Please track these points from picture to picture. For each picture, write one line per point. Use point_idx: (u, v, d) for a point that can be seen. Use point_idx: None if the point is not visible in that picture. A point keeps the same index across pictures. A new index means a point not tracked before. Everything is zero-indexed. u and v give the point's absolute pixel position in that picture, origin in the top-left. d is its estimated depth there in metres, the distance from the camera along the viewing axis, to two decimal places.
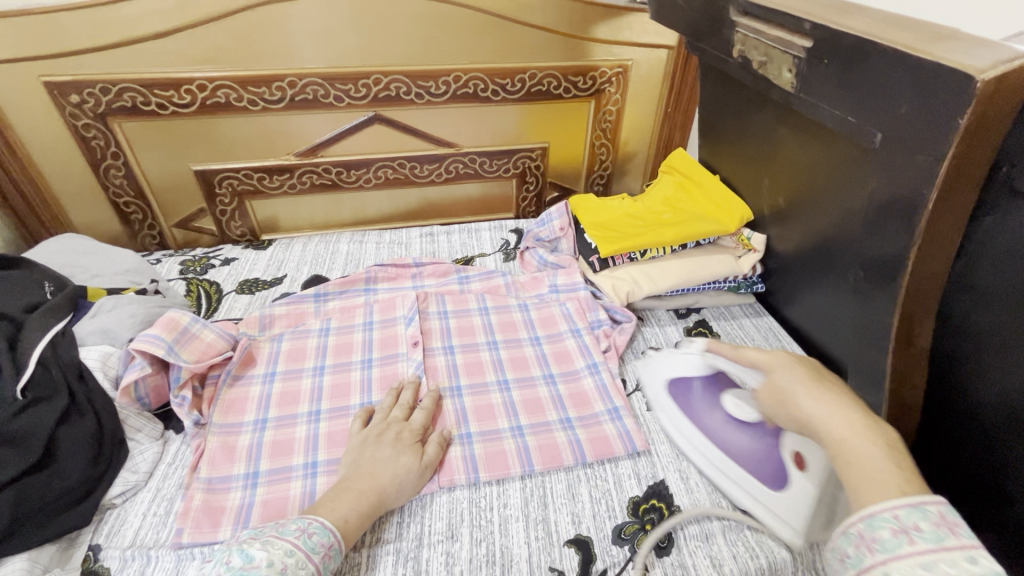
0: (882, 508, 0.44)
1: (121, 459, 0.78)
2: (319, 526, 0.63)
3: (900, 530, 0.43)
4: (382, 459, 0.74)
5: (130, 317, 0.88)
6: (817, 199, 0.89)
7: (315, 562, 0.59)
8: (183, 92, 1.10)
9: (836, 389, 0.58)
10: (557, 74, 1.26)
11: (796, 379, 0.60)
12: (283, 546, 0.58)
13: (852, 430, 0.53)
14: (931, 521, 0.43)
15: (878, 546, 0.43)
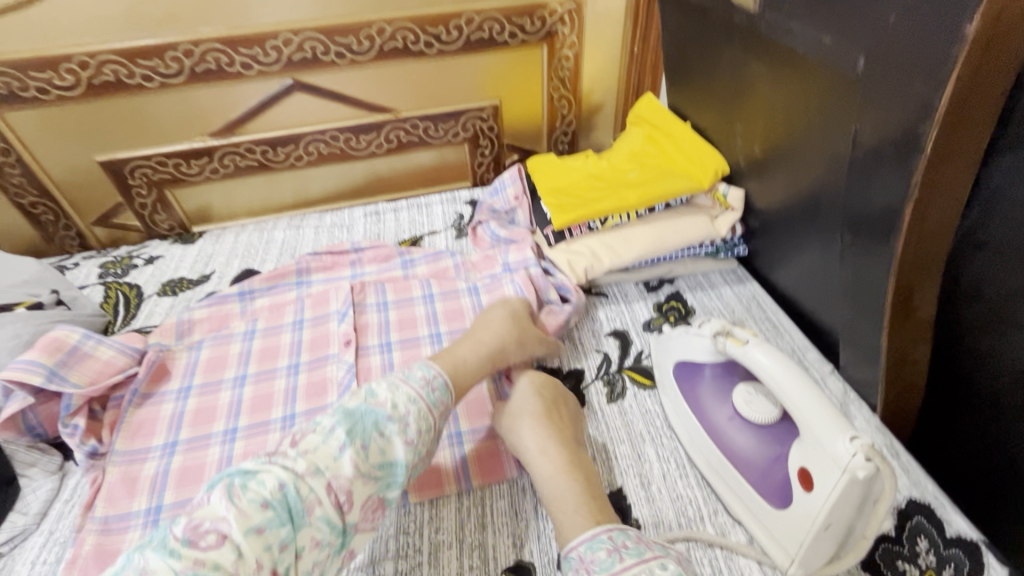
0: (600, 532, 0.55)
1: (8, 500, 0.70)
2: (440, 383, 0.68)
3: (611, 550, 0.53)
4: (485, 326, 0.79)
5: (13, 338, 0.79)
6: (797, 146, 0.74)
7: (432, 415, 0.64)
8: (63, 72, 0.96)
9: (556, 429, 0.69)
10: (499, 17, 1.08)
11: (532, 409, 0.71)
12: (406, 393, 0.63)
13: (558, 473, 0.64)
14: (634, 538, 0.54)
15: (595, 566, 0.53)
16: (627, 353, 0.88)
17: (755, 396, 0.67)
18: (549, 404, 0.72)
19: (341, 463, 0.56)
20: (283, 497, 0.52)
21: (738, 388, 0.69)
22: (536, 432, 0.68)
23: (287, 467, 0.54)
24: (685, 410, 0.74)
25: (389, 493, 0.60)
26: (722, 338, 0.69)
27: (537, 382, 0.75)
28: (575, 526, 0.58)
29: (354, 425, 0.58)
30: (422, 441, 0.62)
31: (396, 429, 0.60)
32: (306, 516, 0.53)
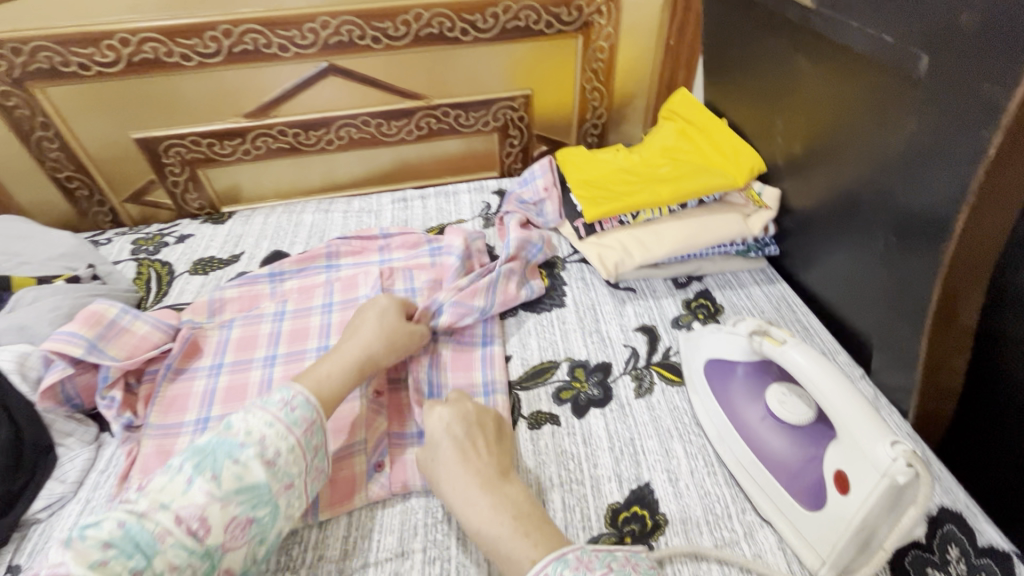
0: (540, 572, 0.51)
1: (47, 467, 0.72)
2: (303, 401, 0.64)
3: None
4: (370, 329, 0.77)
5: (53, 310, 0.79)
6: (840, 147, 0.72)
7: (294, 435, 0.61)
8: (104, 48, 0.97)
9: (471, 465, 0.63)
10: (537, 6, 1.07)
11: (446, 453, 0.64)
12: (264, 417, 0.60)
13: (488, 516, 0.58)
14: (573, 566, 0.51)
15: None
16: (655, 349, 0.88)
17: (789, 397, 0.67)
18: (466, 438, 0.66)
19: (191, 495, 0.53)
20: (124, 533, 0.50)
21: (772, 388, 0.69)
22: (451, 482, 0.63)
23: (128, 508, 0.52)
24: (716, 408, 0.74)
25: (260, 513, 0.56)
26: (758, 337, 0.68)
27: (456, 413, 0.68)
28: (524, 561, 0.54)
29: (204, 458, 0.55)
30: (294, 457, 0.60)
31: (253, 452, 0.57)
32: (157, 545, 0.50)
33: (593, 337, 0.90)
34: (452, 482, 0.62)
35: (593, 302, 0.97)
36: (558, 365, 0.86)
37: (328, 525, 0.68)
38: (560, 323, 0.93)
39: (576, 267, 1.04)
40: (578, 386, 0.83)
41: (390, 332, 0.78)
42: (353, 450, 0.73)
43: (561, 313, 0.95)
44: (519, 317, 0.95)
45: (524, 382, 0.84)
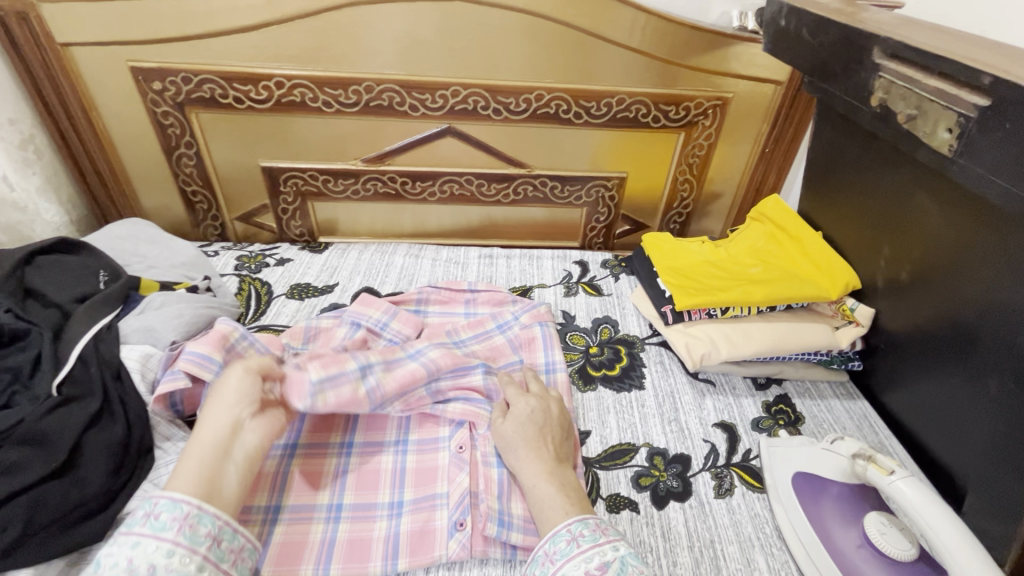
0: (560, 526, 0.64)
1: (145, 469, 0.73)
2: (168, 501, 0.56)
3: (569, 539, 0.62)
4: (217, 398, 0.67)
5: (177, 317, 0.85)
6: (957, 284, 0.75)
7: (167, 540, 0.54)
8: (261, 88, 1.08)
9: (542, 448, 0.74)
10: (648, 101, 1.15)
11: (527, 436, 0.75)
12: (128, 540, 0.54)
13: (545, 476, 0.71)
14: (591, 528, 0.64)
15: (558, 556, 0.61)
16: (735, 449, 0.87)
17: (889, 528, 0.67)
18: (538, 429, 0.76)
19: None
20: None
21: (869, 515, 0.69)
22: (517, 455, 0.74)
23: None
24: (804, 524, 0.73)
25: None
26: (863, 461, 0.70)
27: (535, 411, 0.78)
28: (554, 515, 0.66)
29: None
30: (178, 559, 0.53)
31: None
32: None
33: (672, 427, 0.90)
34: (516, 461, 0.73)
35: (672, 389, 0.97)
36: (637, 449, 0.86)
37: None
38: (639, 406, 0.94)
39: (654, 350, 1.05)
40: (657, 475, 0.82)
41: (246, 399, 0.67)
42: (435, 503, 0.75)
43: (640, 395, 0.96)
44: (598, 391, 0.96)
45: (603, 461, 0.84)
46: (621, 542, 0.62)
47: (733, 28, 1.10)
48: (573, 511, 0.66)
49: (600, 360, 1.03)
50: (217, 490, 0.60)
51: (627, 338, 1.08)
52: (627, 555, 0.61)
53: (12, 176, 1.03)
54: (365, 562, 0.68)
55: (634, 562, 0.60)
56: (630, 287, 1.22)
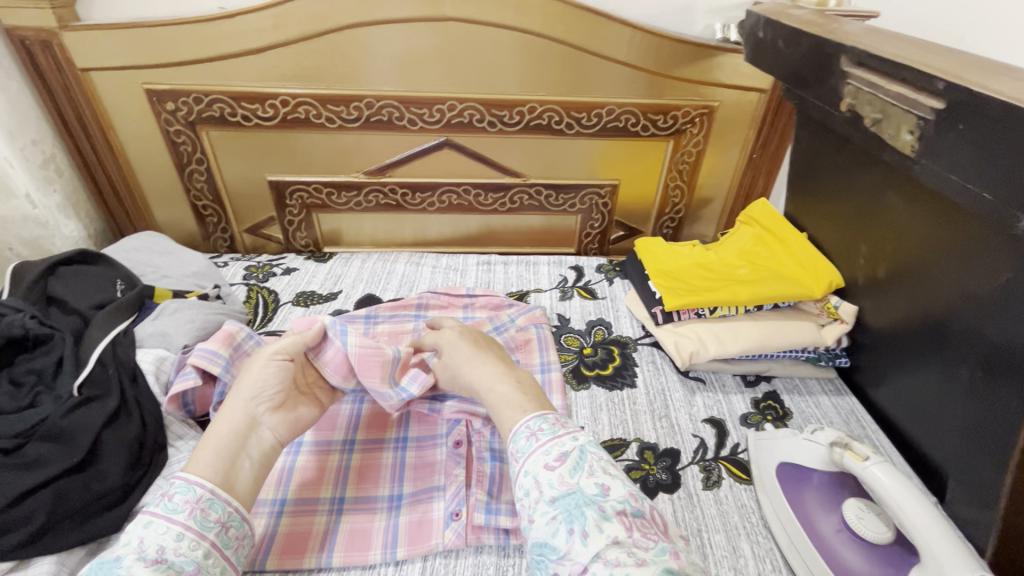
0: (519, 425, 0.66)
1: (158, 465, 0.77)
2: (184, 484, 0.62)
3: (529, 435, 0.64)
4: (241, 384, 0.73)
5: (189, 322, 0.90)
6: (929, 277, 0.78)
7: (178, 522, 0.58)
8: (267, 106, 1.14)
9: (486, 351, 0.79)
10: (637, 111, 1.20)
11: (466, 345, 0.80)
12: (142, 520, 0.58)
13: (500, 377, 0.74)
14: (551, 423, 0.65)
15: (520, 453, 0.63)
16: (723, 443, 0.90)
17: (867, 513, 0.69)
18: (473, 338, 0.82)
19: None
20: None
21: (848, 501, 0.72)
22: (470, 366, 0.77)
23: None
24: (788, 513, 0.75)
25: None
26: (840, 449, 0.72)
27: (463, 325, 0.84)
28: (512, 415, 0.68)
29: None
30: (188, 543, 0.57)
31: (131, 559, 0.54)
32: None
33: (662, 423, 0.93)
34: (464, 366, 0.78)
35: (663, 387, 1.01)
36: (627, 443, 0.89)
37: (404, 565, 0.72)
38: (631, 403, 0.97)
39: (646, 350, 1.09)
40: (647, 468, 0.86)
41: (266, 393, 0.72)
42: (432, 494, 0.79)
43: (632, 392, 0.99)
44: (591, 389, 0.99)
45: None
46: (580, 433, 0.64)
47: (716, 40, 1.14)
48: (542, 409, 0.69)
49: (593, 360, 1.06)
50: (234, 480, 0.65)
51: (620, 339, 1.11)
52: (583, 443, 0.62)
53: (34, 193, 1.09)
54: (366, 551, 0.72)
55: (592, 450, 0.61)
56: (624, 290, 1.25)
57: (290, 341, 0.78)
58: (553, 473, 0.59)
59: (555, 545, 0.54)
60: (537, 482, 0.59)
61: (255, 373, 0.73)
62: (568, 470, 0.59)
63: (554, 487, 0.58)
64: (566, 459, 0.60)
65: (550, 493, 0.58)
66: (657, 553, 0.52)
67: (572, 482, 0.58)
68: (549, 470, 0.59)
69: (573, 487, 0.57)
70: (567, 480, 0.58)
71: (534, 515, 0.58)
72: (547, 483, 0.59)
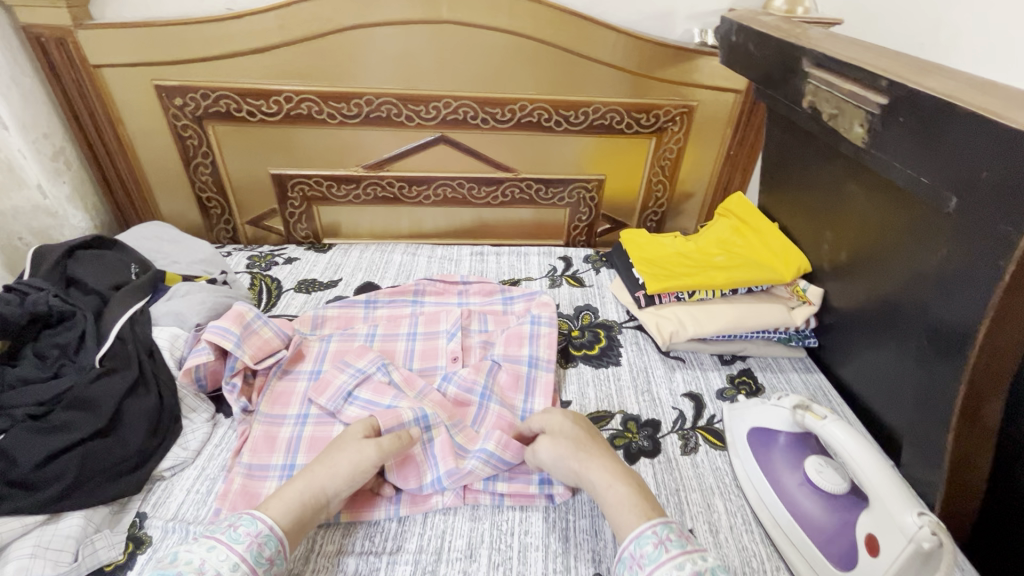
0: (644, 528, 0.65)
1: (175, 433, 0.83)
2: (250, 518, 0.65)
3: (656, 542, 0.64)
4: (335, 457, 0.73)
5: (200, 303, 0.95)
6: (885, 260, 0.86)
7: (237, 552, 0.61)
8: (271, 102, 1.20)
9: (596, 446, 0.78)
10: (621, 110, 1.28)
11: (576, 435, 0.79)
12: (206, 543, 0.62)
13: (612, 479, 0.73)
14: (676, 532, 0.65)
15: (645, 559, 0.63)
16: (700, 415, 0.97)
17: (825, 467, 0.76)
18: (586, 432, 0.80)
19: None
20: None
21: (808, 458, 0.79)
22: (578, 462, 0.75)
23: None
24: (757, 471, 0.83)
25: None
26: (801, 411, 0.79)
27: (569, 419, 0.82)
28: (629, 520, 0.67)
29: None
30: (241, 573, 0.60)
31: None
32: None
33: (645, 397, 1.00)
34: (576, 465, 0.75)
35: (646, 365, 1.08)
36: (613, 415, 0.96)
37: (407, 520, 0.78)
38: (616, 380, 1.04)
39: (631, 332, 1.16)
40: (630, 437, 0.92)
41: (358, 473, 0.73)
42: None
43: (617, 370, 1.06)
44: (579, 367, 1.06)
45: None
46: (707, 552, 0.64)
47: (694, 43, 1.23)
48: (654, 515, 0.68)
49: (581, 342, 1.13)
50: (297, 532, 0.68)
51: (607, 323, 1.18)
52: (715, 565, 0.62)
53: (45, 184, 1.14)
54: (372, 510, 0.77)
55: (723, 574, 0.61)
56: (610, 278, 1.33)
57: (394, 442, 0.76)
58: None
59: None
60: None
61: (357, 458, 0.73)
62: None
63: None
64: None
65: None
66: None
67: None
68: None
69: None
70: None
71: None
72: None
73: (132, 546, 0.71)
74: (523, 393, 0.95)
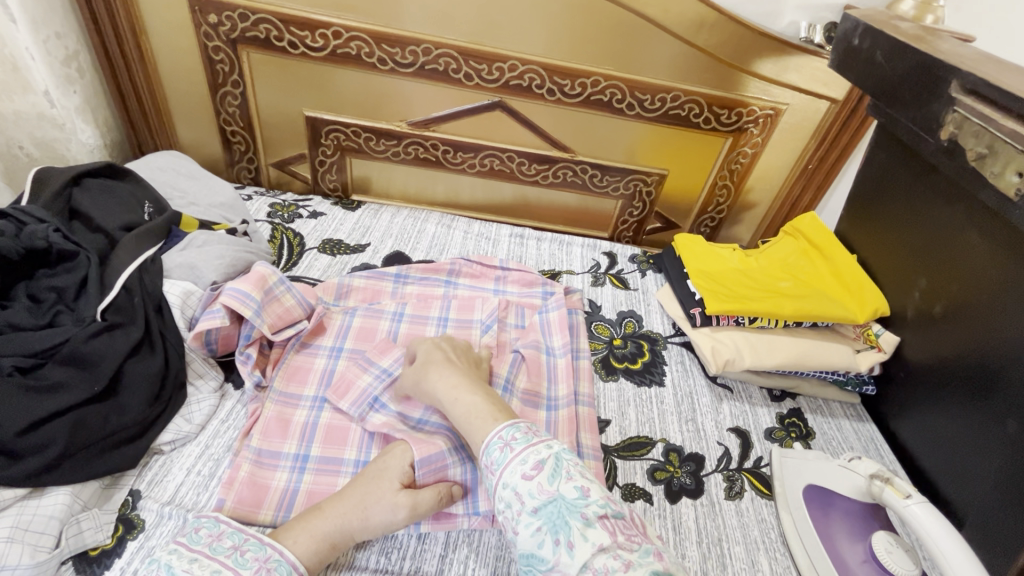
0: (492, 436, 0.64)
1: (178, 403, 0.74)
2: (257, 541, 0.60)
3: (502, 445, 0.62)
4: (364, 500, 0.64)
5: (218, 257, 0.84)
6: (994, 325, 0.76)
7: None
8: (318, 35, 1.06)
9: (457, 366, 0.76)
10: (702, 102, 1.15)
11: (435, 360, 0.77)
12: (210, 565, 0.56)
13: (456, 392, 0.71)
14: (523, 430, 0.64)
15: (495, 464, 0.62)
16: (747, 455, 0.89)
17: (896, 548, 0.71)
18: (445, 353, 0.78)
19: None
20: None
21: (877, 533, 0.73)
22: (433, 373, 0.75)
23: None
24: (813, 534, 0.76)
25: None
26: (880, 482, 0.73)
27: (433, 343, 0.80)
28: (486, 426, 0.66)
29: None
30: None
31: None
32: None
33: (688, 426, 0.92)
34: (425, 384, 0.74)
35: (691, 389, 0.99)
36: (653, 444, 0.88)
37: (426, 539, 0.70)
38: (658, 402, 0.95)
39: (676, 350, 1.07)
40: (672, 471, 0.85)
41: (392, 526, 0.64)
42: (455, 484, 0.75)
43: (660, 391, 0.98)
44: (619, 382, 0.98)
45: (621, 451, 0.86)
46: (554, 440, 0.62)
47: (799, 38, 1.08)
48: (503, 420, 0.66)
49: (623, 353, 1.04)
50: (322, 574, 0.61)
51: (651, 335, 1.09)
52: (560, 451, 0.61)
53: (53, 91, 1.00)
54: None
55: (568, 456, 0.61)
56: (656, 284, 1.23)
57: (431, 500, 0.66)
58: (533, 483, 0.58)
59: (543, 557, 0.55)
60: (518, 494, 0.58)
61: (388, 512, 0.64)
62: (547, 478, 0.58)
63: (534, 498, 0.57)
64: (544, 467, 0.59)
65: (531, 504, 0.57)
66: (642, 555, 0.54)
67: (553, 490, 0.57)
68: (528, 480, 0.58)
69: (553, 496, 0.57)
70: (546, 487, 0.57)
71: (518, 527, 0.57)
72: (527, 493, 0.58)
73: (122, 530, 0.63)
74: (545, 380, 0.89)
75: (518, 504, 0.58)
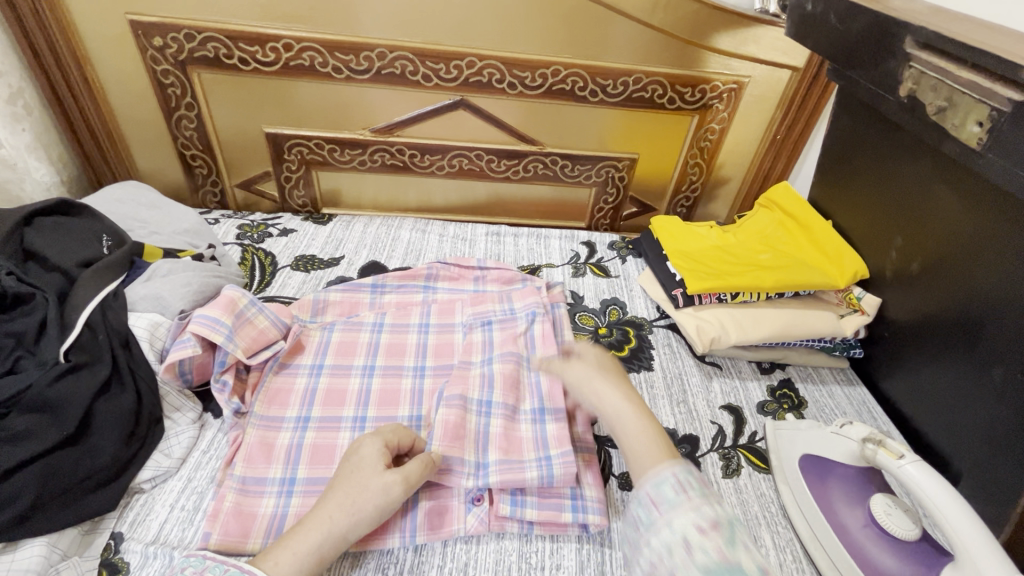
0: (664, 470, 0.57)
1: (156, 439, 0.72)
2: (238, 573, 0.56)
3: (676, 485, 0.55)
4: (343, 493, 0.63)
5: (184, 285, 0.82)
6: (973, 277, 0.76)
7: None
8: (268, 49, 1.04)
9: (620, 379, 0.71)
10: (664, 82, 1.14)
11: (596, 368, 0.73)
12: None
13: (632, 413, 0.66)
14: (697, 478, 0.57)
15: (663, 501, 0.55)
16: (741, 431, 0.89)
17: (894, 509, 0.70)
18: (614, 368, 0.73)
19: None
20: None
21: (875, 497, 0.73)
22: (601, 381, 0.70)
23: None
24: (812, 506, 0.76)
25: None
26: (872, 446, 0.73)
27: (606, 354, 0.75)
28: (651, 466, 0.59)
29: None
30: None
31: None
32: None
33: (680, 408, 0.91)
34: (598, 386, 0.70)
35: (680, 371, 0.99)
36: None
37: (423, 550, 0.69)
38: (649, 387, 0.95)
39: (662, 332, 1.07)
40: None
41: (383, 509, 0.63)
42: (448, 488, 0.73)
43: (650, 376, 0.97)
44: None
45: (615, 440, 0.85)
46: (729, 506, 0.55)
47: (754, 9, 1.06)
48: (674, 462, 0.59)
49: (609, 341, 1.03)
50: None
51: (636, 320, 1.08)
52: (735, 518, 0.53)
53: None
54: (385, 536, 0.67)
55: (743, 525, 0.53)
56: (637, 269, 1.22)
57: (420, 469, 0.66)
58: (708, 538, 0.50)
59: None
60: (686, 543, 0.51)
61: (374, 495, 0.63)
62: (726, 542, 0.50)
63: (705, 555, 0.49)
64: (721, 529, 0.51)
65: (703, 561, 0.49)
66: None
67: (732, 556, 0.49)
68: (703, 534, 0.51)
69: (733, 564, 0.49)
70: (724, 551, 0.49)
71: None
72: (699, 546, 0.50)
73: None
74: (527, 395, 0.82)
75: (685, 556, 0.50)
